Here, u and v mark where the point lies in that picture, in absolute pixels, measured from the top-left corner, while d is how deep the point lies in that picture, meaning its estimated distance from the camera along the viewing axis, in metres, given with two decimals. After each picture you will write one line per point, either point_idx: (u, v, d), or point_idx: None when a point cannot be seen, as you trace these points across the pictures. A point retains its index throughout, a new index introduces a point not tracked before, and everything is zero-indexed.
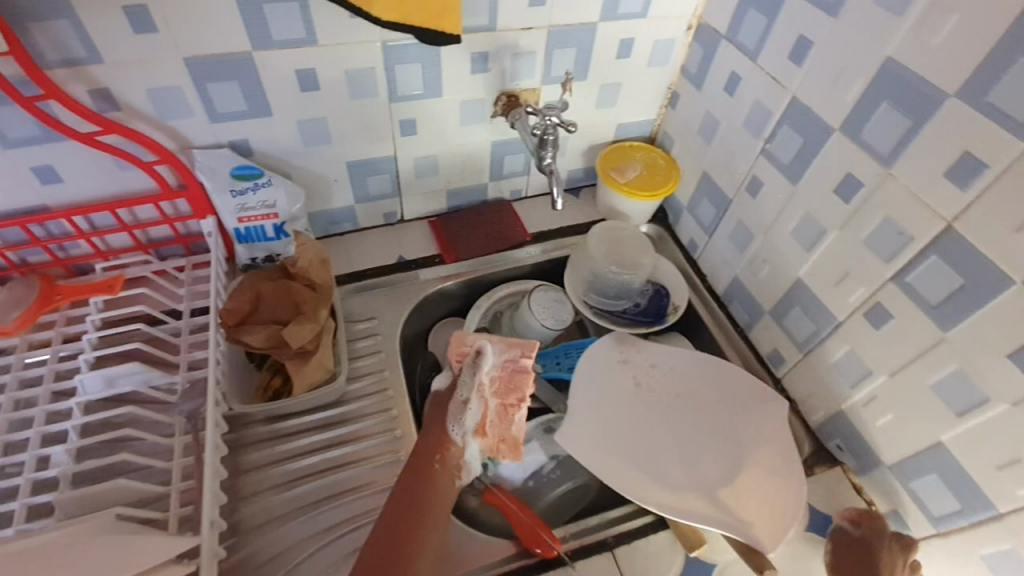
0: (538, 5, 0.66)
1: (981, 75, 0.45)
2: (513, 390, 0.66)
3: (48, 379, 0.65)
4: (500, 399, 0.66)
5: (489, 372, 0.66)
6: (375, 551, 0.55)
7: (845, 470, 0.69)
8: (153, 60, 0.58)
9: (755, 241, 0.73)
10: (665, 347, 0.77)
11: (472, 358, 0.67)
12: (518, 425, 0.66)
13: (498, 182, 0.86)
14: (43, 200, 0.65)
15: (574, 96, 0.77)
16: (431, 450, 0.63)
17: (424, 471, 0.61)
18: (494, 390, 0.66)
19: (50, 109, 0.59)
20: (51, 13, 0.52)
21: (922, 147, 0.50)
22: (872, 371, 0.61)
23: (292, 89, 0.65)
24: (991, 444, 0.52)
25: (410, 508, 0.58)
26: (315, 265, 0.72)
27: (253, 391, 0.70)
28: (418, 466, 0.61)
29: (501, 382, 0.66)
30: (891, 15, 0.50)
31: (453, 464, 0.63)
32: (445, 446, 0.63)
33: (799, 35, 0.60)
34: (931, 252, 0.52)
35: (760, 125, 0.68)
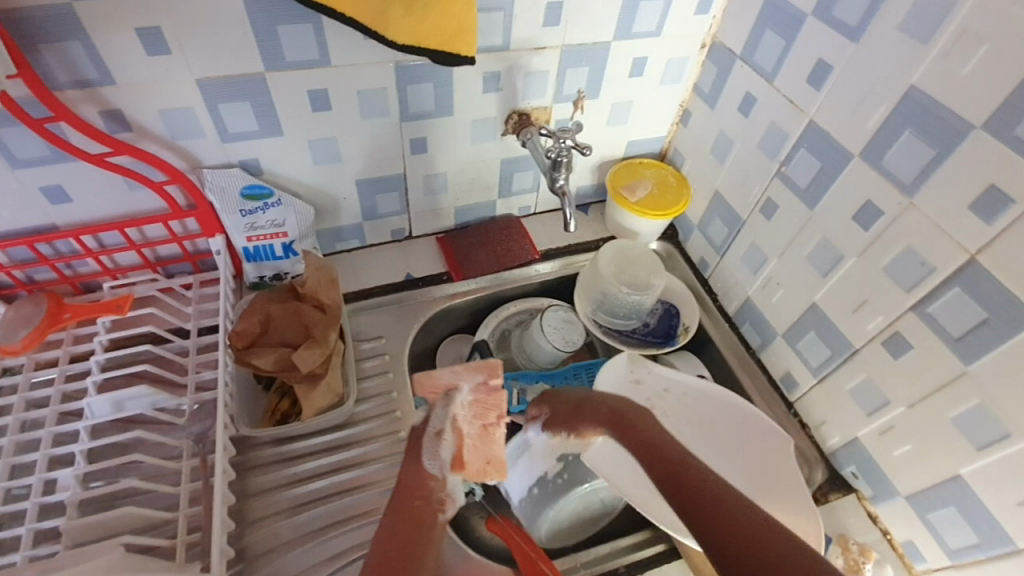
0: (552, 25, 0.65)
1: (1009, 107, 0.44)
2: (490, 408, 0.54)
3: (55, 401, 0.64)
4: (476, 424, 0.53)
5: (461, 398, 0.54)
6: None
7: (860, 497, 0.68)
8: (164, 81, 0.57)
9: (769, 264, 0.72)
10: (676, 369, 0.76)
11: (442, 388, 0.54)
12: (501, 445, 0.54)
13: (507, 199, 0.86)
14: (52, 219, 0.65)
15: (586, 114, 0.77)
16: (411, 485, 0.50)
17: (410, 512, 0.48)
18: (470, 417, 0.54)
19: (61, 131, 0.58)
20: (63, 35, 0.51)
21: (946, 178, 0.50)
22: (890, 401, 0.60)
23: (304, 108, 0.64)
24: (1013, 480, 0.51)
25: (398, 546, 0.45)
26: (324, 285, 0.70)
27: (261, 413, 0.69)
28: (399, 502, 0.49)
29: (477, 407, 0.54)
30: (916, 43, 0.50)
31: (437, 500, 0.49)
32: (425, 481, 0.50)
33: (818, 59, 0.59)
34: (953, 284, 0.51)
35: (776, 147, 0.67)
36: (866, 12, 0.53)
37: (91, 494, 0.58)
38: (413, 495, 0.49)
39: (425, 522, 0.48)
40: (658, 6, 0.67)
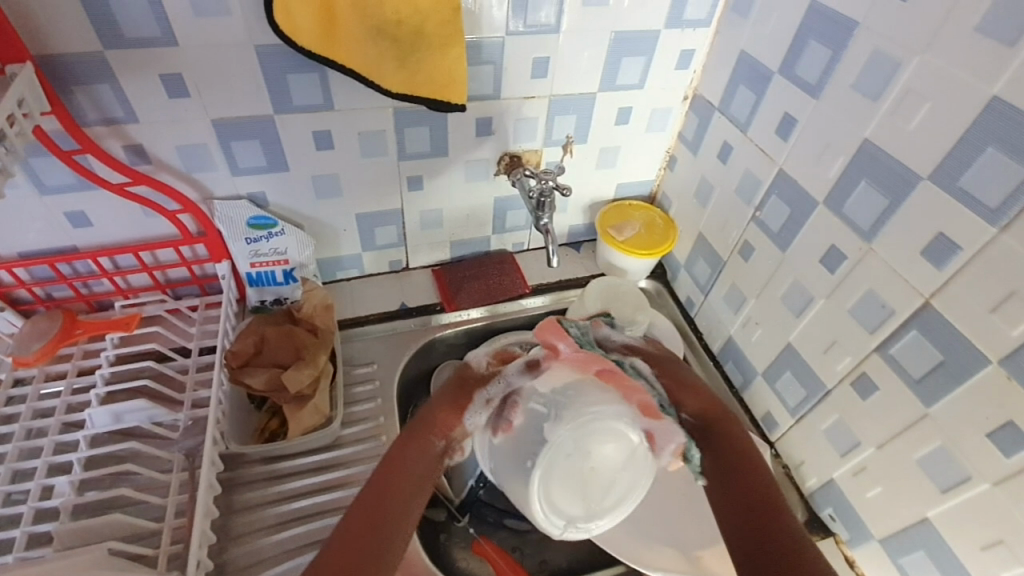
0: (540, 77, 0.71)
1: (951, 161, 0.47)
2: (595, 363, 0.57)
3: (60, 411, 0.68)
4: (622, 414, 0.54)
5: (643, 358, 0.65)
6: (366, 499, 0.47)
7: (838, 541, 0.68)
8: (184, 121, 0.63)
9: (748, 304, 0.74)
10: None
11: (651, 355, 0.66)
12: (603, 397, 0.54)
13: (500, 236, 0.90)
14: (73, 241, 0.70)
15: (574, 157, 0.81)
16: (435, 424, 0.55)
17: (425, 439, 0.53)
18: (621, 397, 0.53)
19: (88, 162, 0.64)
20: (97, 80, 0.58)
21: (900, 225, 0.52)
22: (861, 442, 0.61)
23: (309, 147, 0.70)
24: (977, 524, 0.51)
25: (392, 478, 0.49)
26: (320, 310, 0.76)
27: (251, 431, 0.72)
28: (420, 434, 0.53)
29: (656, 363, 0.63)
30: (868, 100, 0.53)
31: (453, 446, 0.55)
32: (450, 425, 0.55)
33: (784, 113, 0.63)
34: (911, 325, 0.53)
35: (751, 192, 0.70)
36: (823, 72, 0.57)
37: (85, 501, 0.60)
38: (433, 428, 0.54)
39: (432, 454, 0.52)
40: (640, 62, 0.72)
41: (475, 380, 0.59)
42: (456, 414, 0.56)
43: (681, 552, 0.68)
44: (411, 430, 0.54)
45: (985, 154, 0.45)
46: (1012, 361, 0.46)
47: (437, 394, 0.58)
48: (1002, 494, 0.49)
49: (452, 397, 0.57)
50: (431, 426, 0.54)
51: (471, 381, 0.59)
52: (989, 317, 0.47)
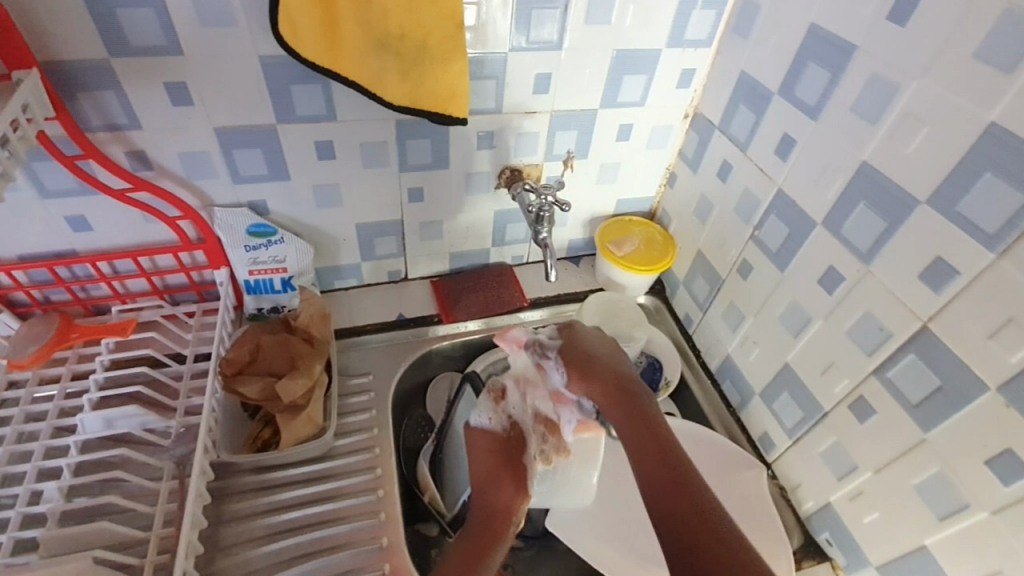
0: (542, 92, 0.71)
1: (950, 186, 0.47)
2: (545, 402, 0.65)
3: (52, 415, 0.68)
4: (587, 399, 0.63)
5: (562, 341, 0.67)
6: None
7: (834, 566, 0.67)
8: (187, 128, 0.64)
9: (746, 323, 0.74)
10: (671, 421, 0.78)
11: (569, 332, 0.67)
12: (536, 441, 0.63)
13: (500, 248, 0.90)
14: (73, 245, 0.71)
15: (575, 172, 0.82)
16: (500, 505, 0.59)
17: (500, 531, 0.58)
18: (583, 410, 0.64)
19: (90, 167, 0.65)
20: (102, 87, 0.59)
21: (899, 248, 0.52)
22: (858, 465, 0.60)
23: (310, 157, 0.70)
24: (976, 553, 0.50)
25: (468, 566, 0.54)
26: (316, 319, 0.75)
27: (242, 440, 0.72)
28: (489, 523, 0.58)
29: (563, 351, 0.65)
30: (866, 123, 0.54)
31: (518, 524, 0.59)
32: (511, 508, 0.59)
33: (784, 133, 0.63)
34: (909, 349, 0.52)
35: (750, 212, 0.70)
36: (822, 94, 0.58)
37: (73, 507, 0.60)
38: (505, 520, 0.58)
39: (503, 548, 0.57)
40: (641, 80, 0.73)
41: (515, 448, 0.62)
42: (520, 490, 0.60)
43: None
44: (484, 519, 0.58)
45: (983, 179, 0.45)
46: (1010, 389, 0.45)
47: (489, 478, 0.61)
48: (1001, 524, 0.48)
49: (505, 474, 0.61)
50: (503, 520, 0.58)
51: (506, 441, 0.63)
52: (987, 343, 0.46)
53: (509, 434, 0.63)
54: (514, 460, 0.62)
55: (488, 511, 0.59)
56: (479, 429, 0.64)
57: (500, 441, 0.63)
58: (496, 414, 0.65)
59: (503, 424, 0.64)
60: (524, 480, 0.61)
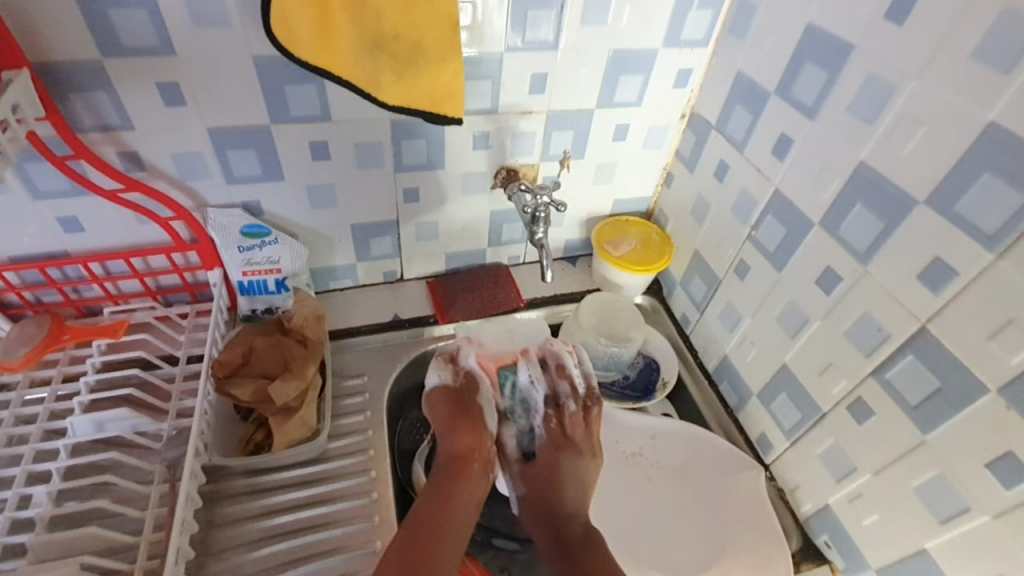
0: (538, 92, 0.71)
1: (949, 185, 0.47)
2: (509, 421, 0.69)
3: (43, 418, 0.67)
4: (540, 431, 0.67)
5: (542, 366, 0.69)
6: (400, 548, 0.54)
7: (833, 569, 0.66)
8: (179, 128, 0.63)
9: (743, 323, 0.73)
10: (666, 422, 0.77)
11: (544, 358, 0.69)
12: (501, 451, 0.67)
13: (496, 249, 0.89)
14: (64, 246, 0.70)
15: (571, 173, 0.81)
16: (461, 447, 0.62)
17: (464, 472, 0.61)
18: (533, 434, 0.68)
19: (81, 168, 0.64)
20: (94, 87, 0.58)
21: (897, 248, 0.52)
22: (856, 467, 0.60)
23: (304, 157, 0.69)
24: (976, 557, 0.50)
25: (429, 524, 0.57)
26: (310, 320, 0.75)
27: (235, 442, 0.71)
28: (452, 463, 0.62)
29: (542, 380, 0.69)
30: (864, 123, 0.53)
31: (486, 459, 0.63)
32: (471, 448, 0.62)
33: (781, 133, 0.63)
34: (908, 350, 0.52)
35: (746, 212, 0.70)
36: (819, 93, 0.58)
37: (62, 512, 0.59)
38: (469, 460, 0.62)
39: (471, 482, 0.61)
40: (638, 80, 0.73)
41: (467, 393, 0.66)
42: (478, 430, 0.64)
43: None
44: (449, 463, 0.62)
45: (982, 179, 0.45)
46: (1011, 391, 0.45)
47: (442, 424, 0.64)
48: (1002, 527, 0.47)
49: (461, 420, 0.64)
50: (467, 459, 0.62)
51: (460, 390, 0.66)
52: (988, 344, 0.46)
53: (462, 384, 0.67)
54: (468, 405, 0.65)
55: (449, 457, 0.62)
56: (434, 387, 0.67)
57: (451, 390, 0.66)
58: (447, 369, 0.68)
59: (455, 375, 0.68)
60: (480, 421, 0.64)
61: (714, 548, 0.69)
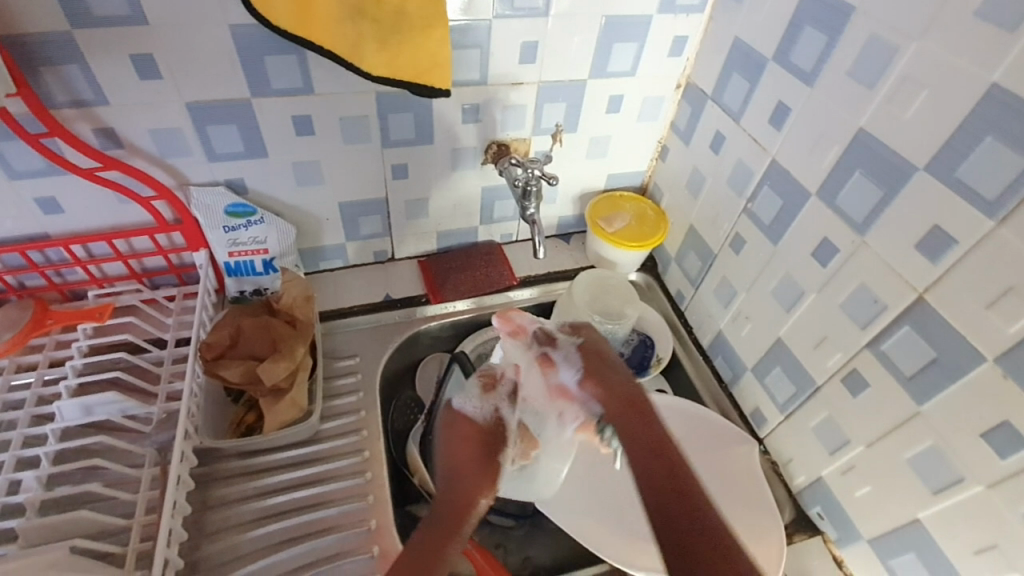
0: (528, 62, 0.68)
1: (949, 151, 0.45)
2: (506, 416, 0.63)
3: (30, 403, 0.66)
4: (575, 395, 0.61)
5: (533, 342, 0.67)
6: None
7: (826, 540, 0.67)
8: (156, 103, 0.61)
9: (738, 298, 0.73)
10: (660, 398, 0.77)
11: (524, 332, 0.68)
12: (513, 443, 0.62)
13: (488, 226, 0.88)
14: (44, 228, 0.68)
15: (564, 147, 0.79)
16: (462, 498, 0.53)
17: (461, 527, 0.51)
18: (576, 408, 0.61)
19: (56, 146, 0.62)
20: (64, 60, 0.55)
21: (895, 217, 0.51)
22: (850, 440, 0.59)
23: (288, 133, 0.67)
24: (969, 526, 0.50)
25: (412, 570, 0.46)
26: (299, 301, 0.73)
27: (226, 425, 0.70)
28: (449, 515, 0.52)
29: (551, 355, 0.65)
30: (864, 88, 0.52)
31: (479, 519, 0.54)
32: (474, 504, 0.53)
33: (778, 101, 0.61)
34: (904, 321, 0.51)
35: (743, 184, 0.68)
36: (818, 59, 0.56)
37: (52, 496, 0.58)
38: (467, 513, 0.52)
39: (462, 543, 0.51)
40: (632, 48, 0.70)
41: (495, 442, 0.60)
42: (485, 482, 0.56)
43: None
44: (448, 510, 0.52)
45: (983, 144, 0.43)
46: (1008, 360, 0.44)
47: (453, 465, 0.57)
48: (996, 496, 0.47)
49: (480, 467, 0.57)
50: (466, 514, 0.52)
51: (487, 433, 0.61)
52: (985, 314, 0.45)
53: (490, 425, 0.62)
54: (490, 450, 0.59)
55: (447, 505, 0.53)
56: (455, 415, 0.63)
57: (478, 429, 0.61)
58: (481, 402, 0.63)
59: (486, 412, 0.63)
60: (491, 476, 0.57)
61: None
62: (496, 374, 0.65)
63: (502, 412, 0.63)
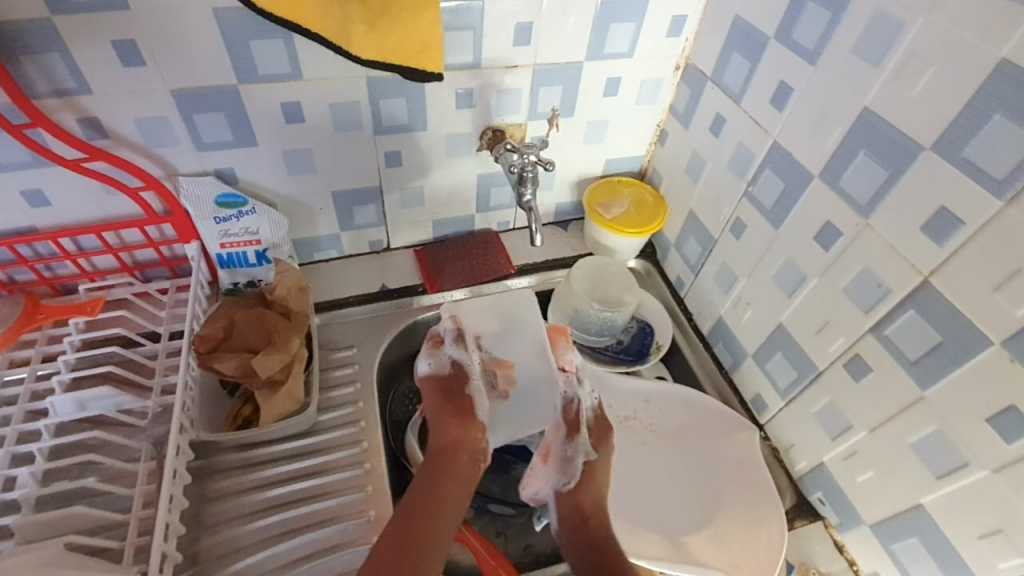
0: (523, 45, 0.67)
1: (957, 129, 0.44)
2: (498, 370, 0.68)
3: (24, 399, 0.65)
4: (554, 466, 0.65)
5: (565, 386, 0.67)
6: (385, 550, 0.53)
7: (827, 525, 0.67)
8: (140, 91, 0.59)
9: (739, 284, 0.72)
10: (661, 384, 0.77)
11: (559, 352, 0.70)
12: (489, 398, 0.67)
13: (485, 214, 0.87)
14: (31, 221, 0.67)
15: (561, 132, 0.78)
16: (447, 443, 0.61)
17: (450, 470, 0.59)
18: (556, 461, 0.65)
19: (39, 137, 0.60)
20: (44, 47, 0.54)
21: (899, 198, 0.49)
22: (853, 425, 0.59)
23: (278, 120, 0.66)
24: (972, 511, 0.50)
25: (409, 525, 0.55)
26: (293, 292, 0.72)
27: (223, 418, 0.69)
28: (436, 461, 0.60)
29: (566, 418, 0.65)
30: (869, 65, 0.50)
31: (475, 450, 0.61)
32: (458, 441, 0.61)
33: (780, 81, 0.60)
34: (908, 305, 0.50)
35: (743, 167, 0.67)
36: (822, 36, 0.54)
37: (49, 492, 0.58)
38: (456, 450, 0.60)
39: (455, 483, 0.59)
40: (629, 29, 0.68)
41: (456, 384, 0.64)
42: (468, 422, 0.62)
43: (667, 539, 0.66)
44: (435, 455, 0.60)
45: (993, 121, 0.42)
46: (1015, 343, 0.43)
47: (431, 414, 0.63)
48: (1001, 481, 0.47)
49: (448, 411, 0.62)
50: (456, 450, 0.60)
51: (451, 378, 0.65)
52: (992, 296, 0.44)
53: (454, 374, 0.65)
54: (455, 399, 0.63)
55: (437, 449, 0.61)
56: (424, 374, 0.65)
57: (440, 380, 0.64)
58: (435, 357, 0.66)
59: (445, 363, 0.65)
60: (469, 411, 0.63)
61: (709, 509, 0.68)
62: (440, 332, 0.67)
63: (461, 359, 0.66)
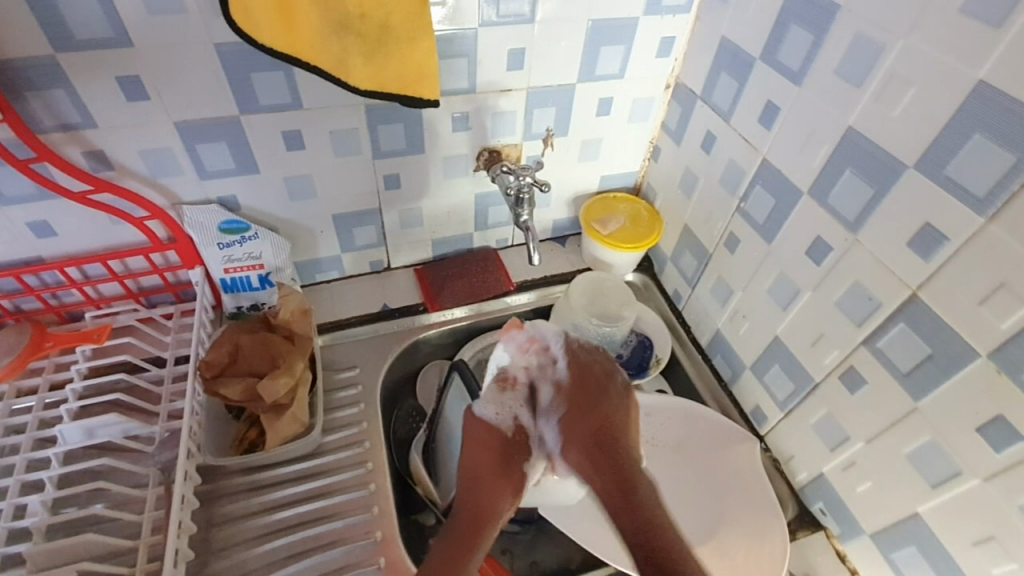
0: (517, 69, 0.68)
1: (937, 149, 0.46)
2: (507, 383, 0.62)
3: (32, 427, 0.66)
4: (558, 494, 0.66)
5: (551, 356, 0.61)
6: None
7: (828, 535, 0.67)
8: (144, 123, 0.61)
9: (735, 297, 0.73)
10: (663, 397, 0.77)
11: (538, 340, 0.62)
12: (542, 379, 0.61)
13: (483, 232, 0.88)
14: (38, 252, 0.68)
15: (555, 151, 0.79)
16: (478, 510, 0.55)
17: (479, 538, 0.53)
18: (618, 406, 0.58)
19: (47, 170, 0.62)
20: (50, 84, 0.55)
21: (886, 214, 0.51)
22: (850, 436, 0.60)
23: (278, 147, 0.67)
24: (968, 520, 0.50)
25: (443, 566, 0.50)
26: (297, 315, 0.73)
27: (229, 441, 0.70)
28: (473, 523, 0.54)
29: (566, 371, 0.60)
30: (851, 87, 0.52)
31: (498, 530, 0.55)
32: (489, 518, 0.54)
33: (767, 100, 0.61)
34: (898, 319, 0.51)
35: (734, 183, 0.68)
36: (806, 58, 0.56)
37: (59, 520, 0.59)
38: (489, 523, 0.54)
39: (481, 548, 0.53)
40: (619, 51, 0.70)
41: (514, 450, 0.58)
42: (508, 495, 0.56)
43: None
44: (470, 518, 0.54)
45: (972, 141, 0.43)
46: (1001, 355, 0.45)
47: (468, 476, 0.57)
48: (992, 490, 0.48)
49: (497, 473, 0.57)
50: (486, 522, 0.54)
51: (512, 441, 0.58)
52: (978, 309, 0.45)
53: (517, 434, 0.59)
54: (509, 461, 0.57)
55: (472, 512, 0.55)
56: (478, 415, 0.60)
57: (504, 438, 0.58)
58: (500, 405, 0.60)
59: (506, 420, 0.60)
60: (518, 484, 0.57)
61: (713, 521, 0.69)
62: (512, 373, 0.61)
63: (527, 421, 0.60)
